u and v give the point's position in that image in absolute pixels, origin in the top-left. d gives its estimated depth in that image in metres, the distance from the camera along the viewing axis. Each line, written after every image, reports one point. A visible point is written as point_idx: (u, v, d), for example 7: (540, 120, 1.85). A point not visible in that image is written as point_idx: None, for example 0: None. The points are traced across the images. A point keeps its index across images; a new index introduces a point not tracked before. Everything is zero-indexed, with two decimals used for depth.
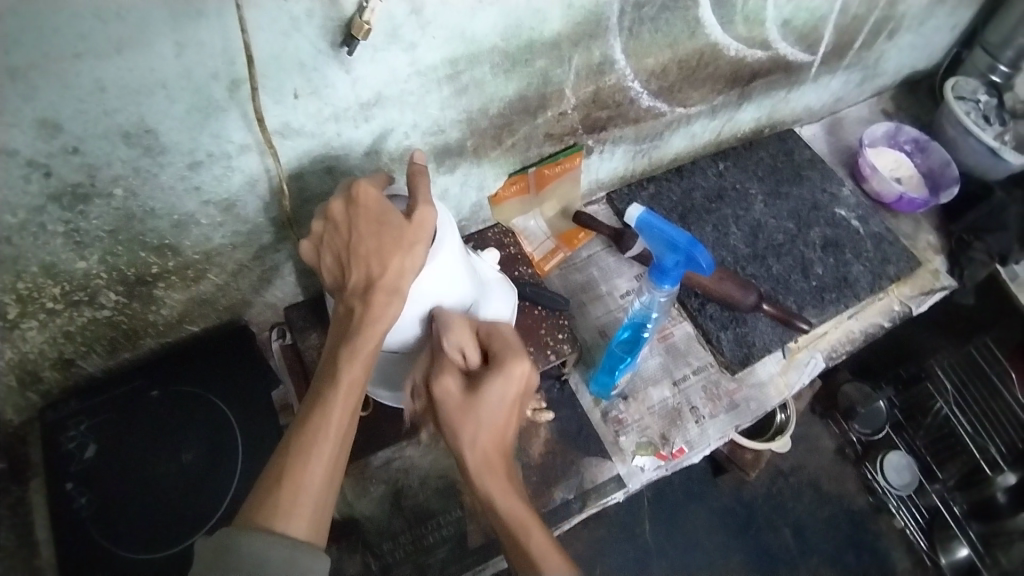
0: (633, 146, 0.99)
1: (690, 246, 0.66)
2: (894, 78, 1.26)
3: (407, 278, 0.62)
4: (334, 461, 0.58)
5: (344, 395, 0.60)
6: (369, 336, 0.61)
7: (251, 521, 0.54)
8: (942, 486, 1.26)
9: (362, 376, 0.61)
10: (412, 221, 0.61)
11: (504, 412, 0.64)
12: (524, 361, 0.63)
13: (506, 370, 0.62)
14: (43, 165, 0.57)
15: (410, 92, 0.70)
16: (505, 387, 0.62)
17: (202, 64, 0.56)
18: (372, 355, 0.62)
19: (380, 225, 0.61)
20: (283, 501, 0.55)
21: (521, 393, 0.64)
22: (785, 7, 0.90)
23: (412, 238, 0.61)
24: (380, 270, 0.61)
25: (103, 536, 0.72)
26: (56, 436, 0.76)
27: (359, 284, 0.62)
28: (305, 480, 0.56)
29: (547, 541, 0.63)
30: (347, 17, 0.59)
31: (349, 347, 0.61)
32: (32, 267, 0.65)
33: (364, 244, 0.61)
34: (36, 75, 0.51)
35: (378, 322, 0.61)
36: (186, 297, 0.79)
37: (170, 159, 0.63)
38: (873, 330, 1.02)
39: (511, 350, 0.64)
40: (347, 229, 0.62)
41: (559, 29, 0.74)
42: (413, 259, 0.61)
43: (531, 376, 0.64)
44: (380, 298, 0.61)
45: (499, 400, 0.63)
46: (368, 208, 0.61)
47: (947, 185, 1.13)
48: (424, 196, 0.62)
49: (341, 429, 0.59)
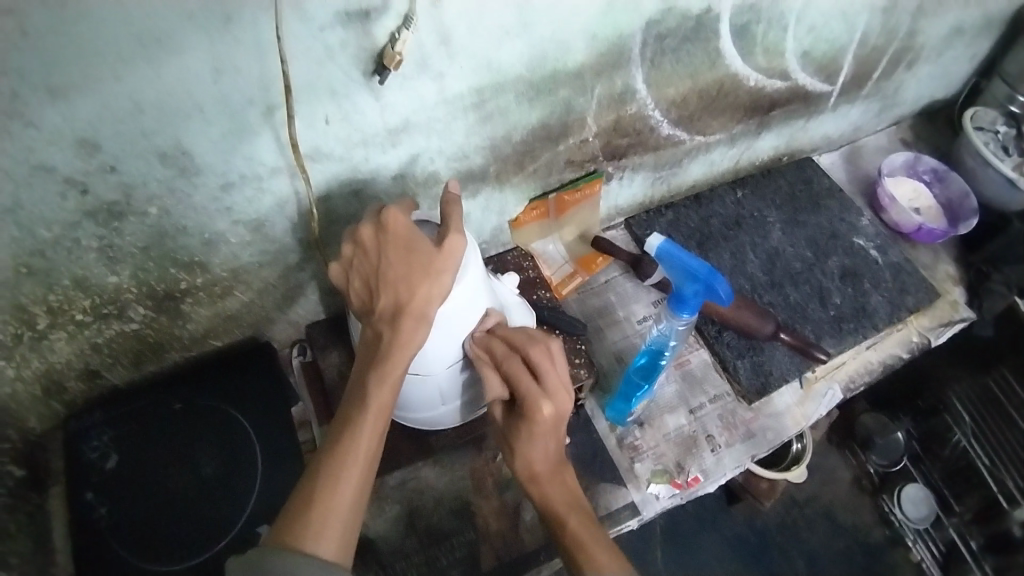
0: (652, 174, 1.00)
1: (710, 276, 0.67)
2: (912, 109, 1.26)
3: (434, 304, 0.63)
4: (361, 483, 0.59)
5: (372, 419, 0.61)
6: (397, 361, 0.63)
7: (280, 542, 0.55)
8: (959, 519, 1.24)
9: (390, 400, 0.63)
10: (442, 248, 0.62)
11: (545, 442, 0.65)
12: (544, 404, 0.62)
13: (528, 415, 0.63)
14: (80, 183, 0.59)
15: (436, 119, 0.72)
16: (530, 426, 0.64)
17: (239, 89, 0.58)
18: (400, 380, 0.63)
19: (409, 251, 0.62)
20: (314, 525, 0.56)
21: (556, 423, 0.64)
22: (804, 39, 0.91)
23: (441, 266, 0.62)
24: (408, 296, 0.62)
25: (120, 547, 0.73)
26: (79, 446, 0.78)
27: (387, 309, 0.63)
28: (335, 504, 0.57)
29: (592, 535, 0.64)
30: (379, 47, 0.61)
31: (377, 371, 0.63)
32: (65, 281, 0.67)
33: (393, 270, 0.62)
34: (79, 96, 0.53)
35: (406, 347, 0.63)
36: (212, 313, 0.81)
37: (204, 180, 0.65)
38: (891, 361, 1.00)
39: (529, 392, 0.63)
40: (377, 254, 0.63)
41: (582, 59, 0.75)
42: (442, 285, 0.62)
43: (562, 406, 0.64)
44: (409, 324, 0.62)
45: (533, 438, 0.65)
46: (398, 234, 0.62)
47: (967, 216, 1.12)
48: (456, 225, 0.63)
49: (369, 455, 0.60)
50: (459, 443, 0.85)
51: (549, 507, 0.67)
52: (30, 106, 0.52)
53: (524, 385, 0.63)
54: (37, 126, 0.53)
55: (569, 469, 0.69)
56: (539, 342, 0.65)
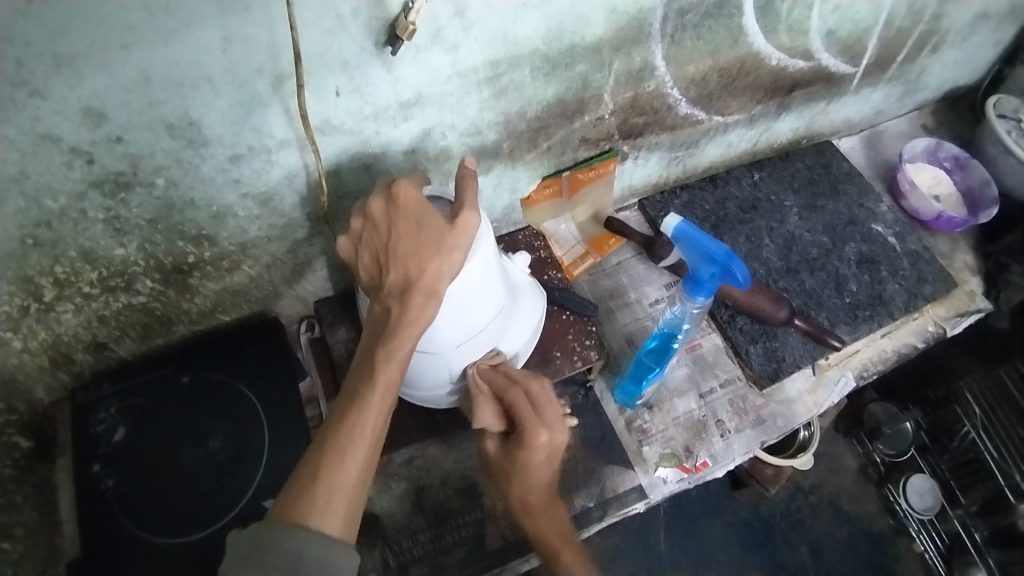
0: (667, 154, 0.98)
1: (728, 258, 0.65)
2: (935, 94, 1.23)
3: (444, 282, 0.62)
4: (367, 461, 0.58)
5: (379, 395, 0.61)
6: (405, 337, 0.62)
7: (286, 517, 0.54)
8: (964, 511, 1.25)
9: (398, 376, 0.62)
10: (455, 225, 0.61)
11: (541, 467, 0.72)
12: (542, 432, 0.68)
13: (527, 442, 0.69)
14: (86, 153, 0.58)
15: (449, 93, 0.70)
16: (529, 456, 0.71)
17: (249, 59, 0.57)
18: (408, 357, 0.62)
19: (420, 226, 0.61)
20: (319, 499, 0.55)
21: (550, 453, 0.71)
22: (830, 17, 0.88)
23: (452, 243, 0.61)
24: (418, 271, 0.61)
25: (127, 519, 0.74)
26: (86, 418, 0.78)
27: (396, 285, 0.62)
28: (340, 479, 0.56)
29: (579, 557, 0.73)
30: (393, 17, 0.59)
31: (386, 347, 0.62)
32: (70, 252, 0.66)
33: (403, 246, 0.61)
34: (83, 62, 0.51)
35: (414, 324, 0.61)
36: (220, 287, 0.80)
37: (212, 152, 0.64)
38: (906, 351, 0.99)
39: (530, 421, 0.69)
40: (387, 229, 0.62)
41: (601, 33, 0.73)
42: (458, 259, 0.61)
43: (557, 438, 0.70)
44: (418, 300, 0.61)
45: (528, 465, 0.72)
46: (409, 208, 0.61)
47: (986, 205, 1.10)
48: (470, 202, 0.62)
49: (374, 430, 0.60)
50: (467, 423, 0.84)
51: (541, 537, 0.74)
52: (32, 73, 0.50)
53: (523, 417, 0.69)
54: (39, 93, 0.52)
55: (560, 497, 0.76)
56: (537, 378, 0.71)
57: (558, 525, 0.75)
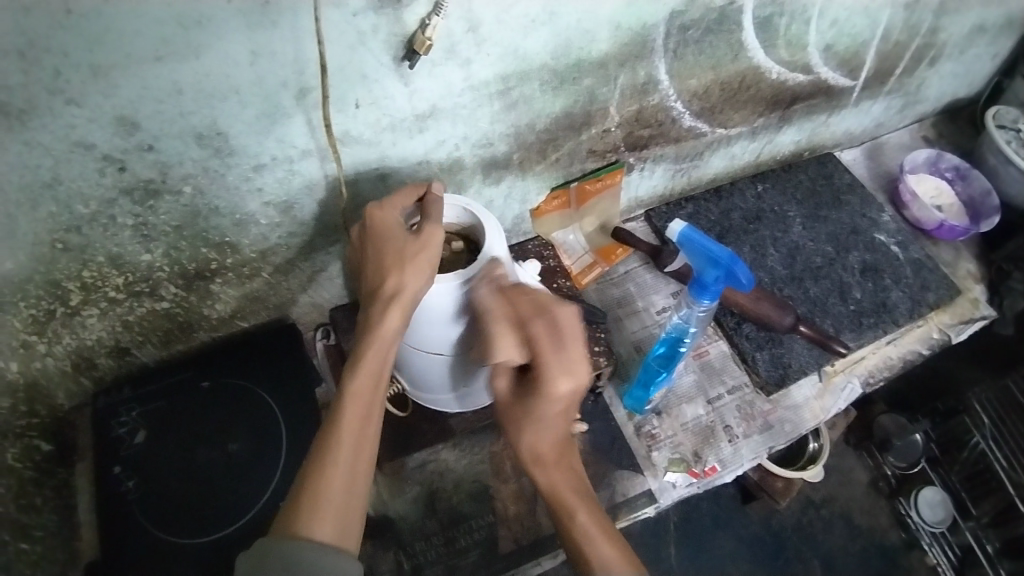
0: (673, 165, 1.01)
1: (731, 262, 0.68)
2: (935, 107, 1.25)
3: (407, 289, 0.64)
4: (352, 467, 0.59)
5: (355, 403, 0.62)
6: (375, 346, 0.64)
7: (279, 529, 0.55)
8: (976, 523, 1.23)
9: (373, 383, 0.63)
10: (416, 236, 0.65)
11: (556, 415, 0.65)
12: (567, 380, 0.61)
13: (546, 391, 0.62)
14: (118, 160, 0.61)
15: (463, 105, 0.73)
16: (546, 402, 0.63)
17: (274, 72, 0.60)
18: (381, 365, 0.64)
19: (382, 242, 0.65)
20: (305, 507, 0.56)
21: (569, 401, 0.64)
22: (827, 33, 0.92)
23: (413, 251, 0.64)
24: (380, 282, 0.64)
25: (146, 520, 0.75)
26: (108, 422, 0.80)
27: (366, 300, 0.66)
28: (325, 486, 0.57)
29: (591, 513, 0.68)
30: (410, 33, 0.63)
31: (356, 358, 0.64)
32: (99, 257, 0.69)
33: (368, 263, 0.66)
34: (119, 74, 0.55)
35: (380, 332, 0.64)
36: (240, 294, 0.83)
37: (238, 161, 0.67)
38: (911, 357, 1.00)
39: (554, 365, 0.61)
40: (359, 252, 0.67)
41: (606, 49, 0.76)
42: (420, 272, 0.64)
43: (581, 383, 0.62)
44: (381, 308, 0.64)
45: (542, 413, 0.65)
46: (372, 229, 0.66)
47: (988, 214, 1.12)
48: (434, 218, 0.66)
49: (355, 435, 0.60)
50: (479, 426, 0.86)
51: (553, 491, 0.69)
52: (71, 83, 0.54)
53: (546, 358, 0.61)
54: (77, 102, 0.55)
55: (571, 448, 0.72)
56: (564, 308, 0.63)
57: (568, 478, 0.70)
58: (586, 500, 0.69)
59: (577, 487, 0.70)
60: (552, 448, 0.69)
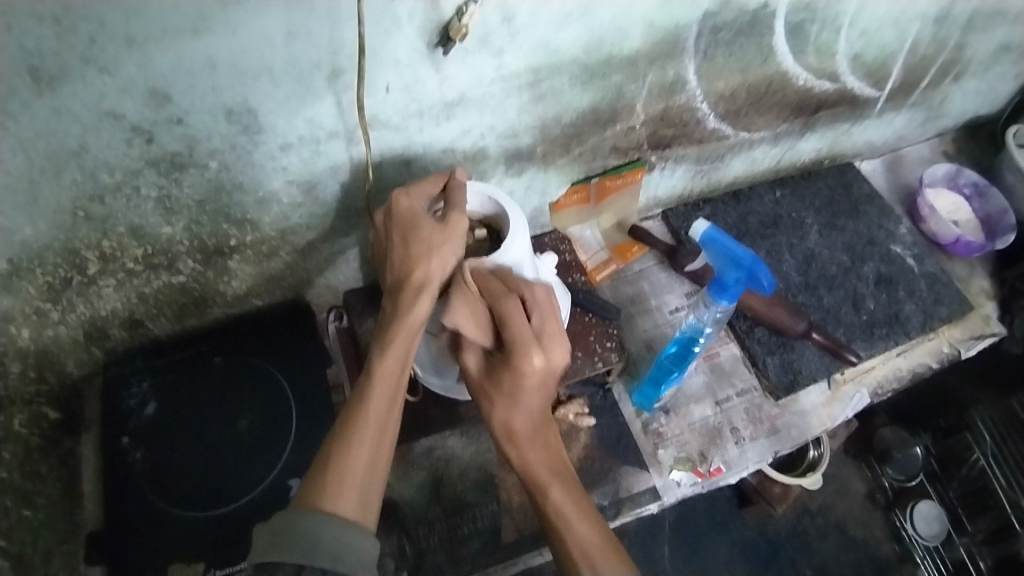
0: (693, 166, 1.00)
1: (753, 263, 0.69)
2: (957, 122, 1.25)
3: (434, 276, 0.65)
4: (375, 450, 0.60)
5: (380, 387, 0.62)
6: (400, 332, 0.64)
7: (303, 505, 0.55)
8: (970, 540, 1.23)
9: (399, 369, 0.64)
10: (445, 224, 0.65)
11: (530, 396, 0.66)
12: (537, 354, 0.63)
13: (518, 364, 0.63)
14: (147, 132, 0.61)
15: (491, 95, 0.73)
16: (519, 377, 0.64)
17: (309, 52, 0.60)
18: (406, 352, 0.65)
19: (413, 229, 0.65)
20: (331, 484, 0.56)
21: (544, 378, 0.65)
22: (857, 42, 0.91)
23: (441, 239, 0.65)
24: (409, 269, 0.65)
25: (153, 492, 0.76)
26: (118, 391, 0.80)
27: (393, 287, 0.66)
28: (349, 465, 0.58)
29: (568, 494, 0.67)
30: (446, 20, 0.62)
31: (381, 343, 0.64)
32: (119, 228, 0.69)
33: (396, 251, 0.66)
34: (153, 45, 0.55)
35: (407, 317, 0.64)
36: (256, 272, 0.83)
37: (265, 139, 0.67)
38: (921, 370, 1.00)
39: (524, 339, 0.63)
40: (386, 239, 0.67)
41: (638, 46, 0.76)
42: (447, 263, 0.65)
43: (554, 362, 0.64)
44: (409, 295, 0.65)
45: (518, 389, 0.65)
46: (401, 215, 0.66)
47: (1004, 232, 1.12)
48: (458, 204, 0.66)
49: (380, 418, 0.61)
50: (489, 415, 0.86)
51: (527, 470, 0.69)
52: (104, 51, 0.54)
53: (519, 331, 0.63)
54: (108, 70, 0.55)
55: (551, 429, 0.71)
56: (538, 288, 0.67)
57: (544, 456, 0.70)
58: (559, 480, 0.69)
59: (554, 467, 0.70)
60: (526, 426, 0.69)
